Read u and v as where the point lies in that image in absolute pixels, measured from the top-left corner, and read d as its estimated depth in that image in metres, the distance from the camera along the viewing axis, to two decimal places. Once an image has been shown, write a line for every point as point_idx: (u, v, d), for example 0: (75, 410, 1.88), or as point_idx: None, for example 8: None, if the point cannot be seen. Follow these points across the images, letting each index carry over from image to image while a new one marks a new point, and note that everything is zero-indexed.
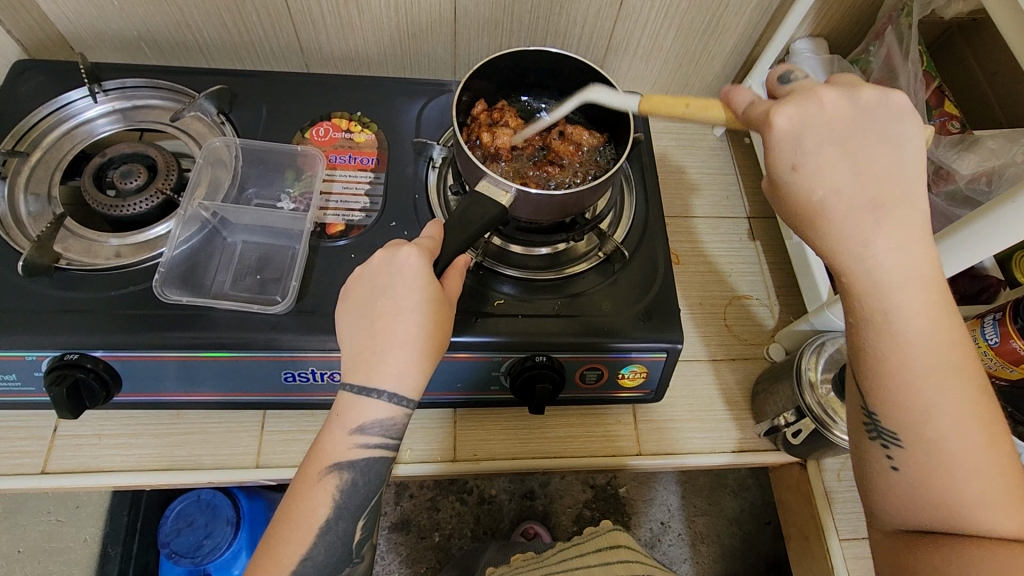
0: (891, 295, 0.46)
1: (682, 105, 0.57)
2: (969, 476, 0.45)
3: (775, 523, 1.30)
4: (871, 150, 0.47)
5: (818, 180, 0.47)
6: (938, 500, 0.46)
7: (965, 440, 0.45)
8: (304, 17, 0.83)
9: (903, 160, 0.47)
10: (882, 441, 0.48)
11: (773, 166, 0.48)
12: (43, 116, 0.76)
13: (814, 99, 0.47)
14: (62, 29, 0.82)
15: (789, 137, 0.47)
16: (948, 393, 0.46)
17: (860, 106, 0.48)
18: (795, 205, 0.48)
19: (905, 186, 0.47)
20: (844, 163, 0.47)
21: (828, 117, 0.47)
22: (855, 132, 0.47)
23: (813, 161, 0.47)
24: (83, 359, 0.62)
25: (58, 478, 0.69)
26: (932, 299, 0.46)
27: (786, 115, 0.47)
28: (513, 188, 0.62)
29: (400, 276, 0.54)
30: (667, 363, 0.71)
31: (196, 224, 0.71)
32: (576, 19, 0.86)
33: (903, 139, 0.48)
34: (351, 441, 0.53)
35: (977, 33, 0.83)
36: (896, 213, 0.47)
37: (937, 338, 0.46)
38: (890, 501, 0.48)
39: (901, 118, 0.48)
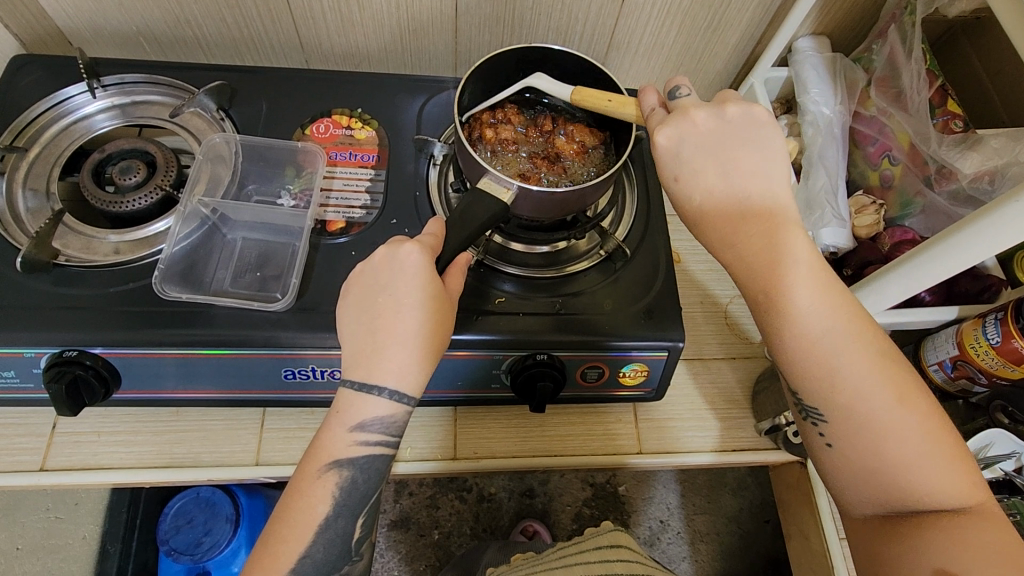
0: (770, 276, 0.52)
1: (605, 101, 0.62)
2: (891, 438, 0.50)
3: (774, 521, 1.30)
4: (740, 154, 0.54)
5: (694, 187, 0.54)
6: (870, 466, 0.51)
7: (877, 402, 0.50)
8: (304, 13, 0.82)
9: (766, 160, 0.54)
10: (812, 419, 0.53)
11: (662, 178, 0.56)
12: (41, 112, 0.76)
13: (686, 118, 0.55)
14: (61, 24, 0.82)
15: (669, 153, 0.55)
16: (847, 361, 0.51)
17: (726, 117, 0.55)
18: (685, 209, 0.55)
19: (768, 182, 0.54)
20: (716, 168, 0.54)
21: (699, 131, 0.55)
22: (724, 140, 0.54)
23: (689, 170, 0.54)
24: (82, 355, 0.62)
25: (57, 476, 0.69)
26: (811, 274, 0.52)
27: (664, 134, 0.55)
28: (515, 185, 0.61)
29: (402, 273, 0.53)
30: (668, 362, 0.71)
31: (195, 221, 0.70)
32: (578, 16, 0.85)
33: (767, 139, 0.55)
34: (351, 439, 0.53)
35: (980, 32, 0.83)
36: (764, 206, 0.53)
37: (823, 309, 0.51)
38: (834, 472, 0.53)
39: (762, 122, 0.56)
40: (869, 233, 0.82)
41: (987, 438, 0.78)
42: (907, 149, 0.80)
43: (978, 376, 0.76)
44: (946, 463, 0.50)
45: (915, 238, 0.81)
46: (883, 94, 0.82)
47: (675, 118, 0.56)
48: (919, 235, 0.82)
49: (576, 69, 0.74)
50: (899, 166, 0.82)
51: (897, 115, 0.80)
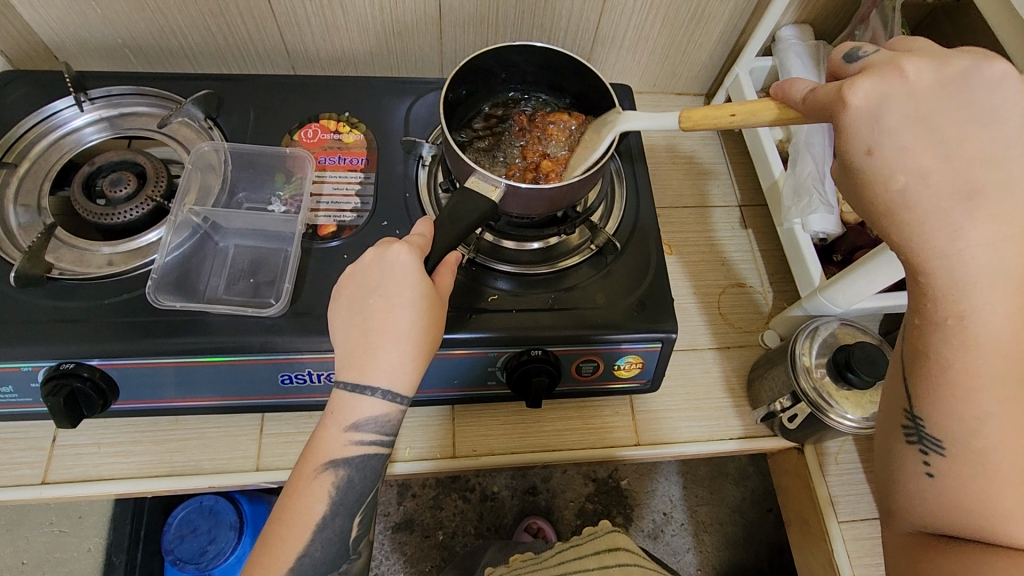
0: (968, 291, 0.43)
1: (728, 114, 0.59)
2: (1008, 492, 0.42)
3: (777, 510, 1.31)
4: (967, 130, 0.44)
5: (894, 161, 0.45)
6: (972, 512, 0.43)
7: (1013, 460, 0.42)
8: (289, 19, 0.83)
9: (1008, 144, 0.44)
10: (922, 446, 0.46)
11: (845, 147, 0.47)
12: (30, 127, 0.76)
13: (898, 75, 0.46)
14: (46, 38, 0.82)
15: (867, 117, 0.46)
16: (1005, 404, 0.42)
17: (951, 82, 0.45)
18: (873, 186, 0.46)
19: (1005, 169, 0.44)
20: (934, 142, 0.44)
21: (917, 95, 0.45)
22: (945, 111, 0.45)
23: (893, 142, 0.45)
24: (78, 368, 0.63)
25: (59, 488, 0.69)
26: (1015, 306, 0.43)
27: (860, 93, 0.46)
28: (502, 183, 0.62)
29: (392, 272, 0.54)
30: (662, 353, 0.72)
31: (187, 230, 0.70)
32: (562, 13, 0.86)
33: (1006, 108, 0.44)
34: (346, 439, 0.53)
35: (960, 16, 0.84)
36: (987, 202, 0.43)
37: (1005, 351, 0.43)
38: (914, 502, 0.46)
39: (1005, 86, 0.45)
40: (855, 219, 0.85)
41: None
42: None
43: None
44: None
45: None
46: None
47: (884, 75, 0.47)
48: None
49: (561, 65, 0.75)
50: None
51: None
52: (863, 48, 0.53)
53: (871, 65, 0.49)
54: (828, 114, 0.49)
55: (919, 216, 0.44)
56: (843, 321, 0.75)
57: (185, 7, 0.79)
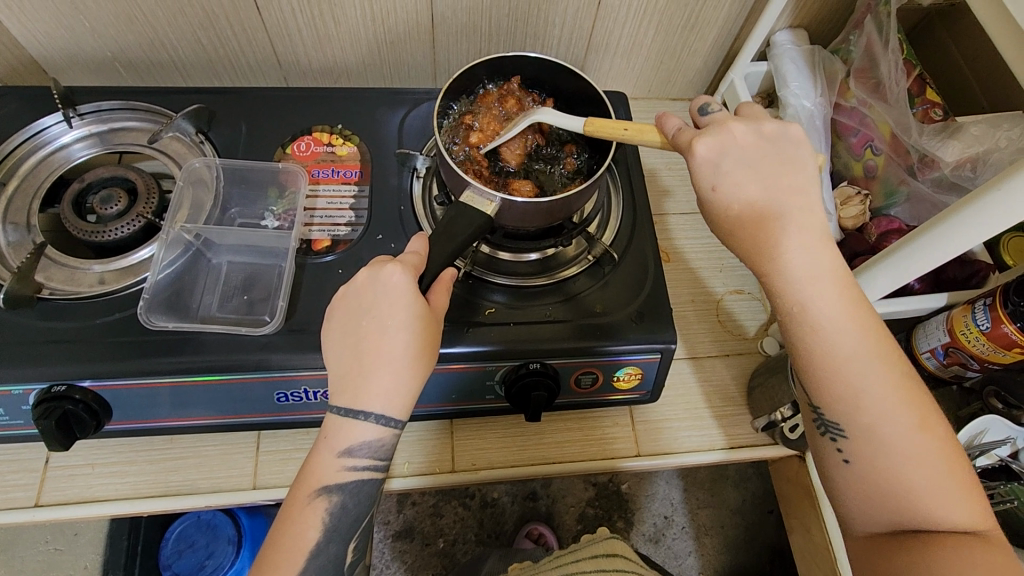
0: (802, 292, 0.50)
1: (619, 130, 0.59)
2: (909, 462, 0.48)
3: (778, 511, 1.31)
4: (778, 169, 0.52)
5: (734, 199, 0.52)
6: (888, 488, 0.49)
7: (896, 426, 0.49)
8: (280, 30, 0.82)
9: (804, 179, 0.52)
10: (830, 435, 0.51)
11: (697, 188, 0.53)
12: (18, 144, 0.75)
13: (726, 132, 0.53)
14: (34, 53, 0.81)
15: (709, 164, 0.52)
16: (872, 378, 0.49)
17: (768, 137, 0.53)
18: (717, 220, 0.53)
19: (808, 199, 0.52)
20: (757, 179, 0.51)
21: (741, 143, 0.53)
22: (766, 156, 0.52)
23: (729, 181, 0.52)
24: (71, 390, 0.61)
25: (53, 510, 0.68)
26: (844, 291, 0.50)
27: (705, 143, 0.53)
28: (498, 198, 0.61)
29: (386, 293, 0.53)
30: (662, 364, 0.71)
31: (179, 247, 0.69)
32: (556, 21, 0.85)
33: (803, 154, 0.53)
34: (339, 464, 0.52)
35: (955, 19, 0.84)
36: (803, 225, 0.51)
37: (854, 332, 0.49)
38: (847, 491, 0.51)
39: (801, 142, 0.53)
40: (854, 224, 0.83)
41: (982, 423, 0.78)
42: (887, 139, 0.81)
43: (970, 363, 0.76)
44: (962, 491, 0.48)
45: (901, 228, 0.81)
46: (862, 84, 0.82)
47: (716, 129, 0.54)
48: (906, 224, 0.82)
49: (556, 73, 0.74)
50: (881, 157, 0.82)
51: (876, 105, 0.80)
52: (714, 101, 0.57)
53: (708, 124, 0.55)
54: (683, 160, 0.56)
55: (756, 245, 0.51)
56: None
57: (174, 20, 0.78)
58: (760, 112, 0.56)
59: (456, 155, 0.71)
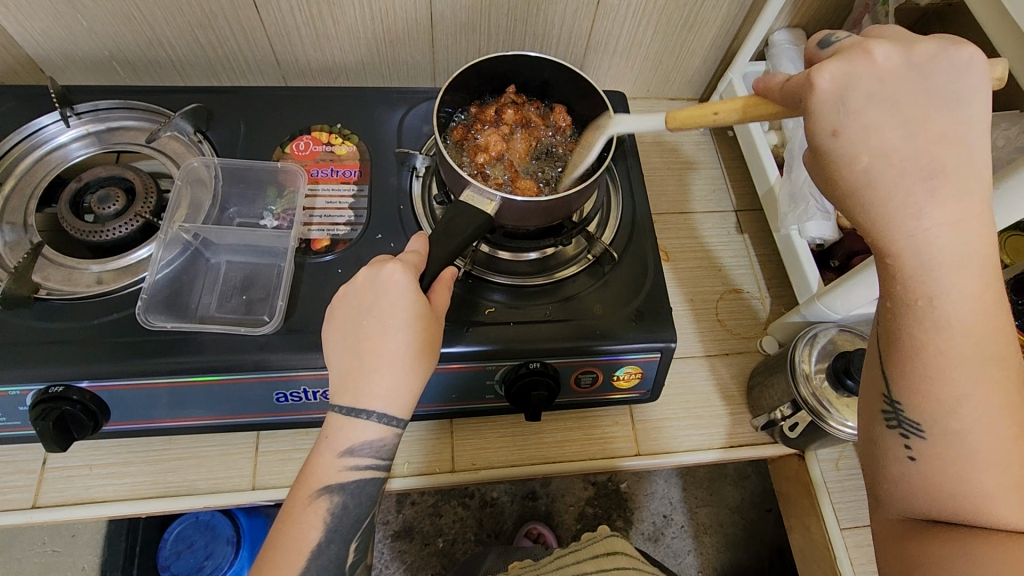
0: (932, 271, 0.42)
1: (710, 114, 0.53)
2: (988, 471, 0.42)
3: (776, 509, 1.31)
4: (928, 112, 0.43)
5: (862, 146, 0.43)
6: (953, 491, 0.43)
7: (990, 435, 0.42)
8: (278, 30, 0.82)
9: (964, 124, 0.43)
10: (902, 429, 0.45)
11: (812, 128, 0.44)
12: (15, 143, 0.74)
13: (863, 56, 0.44)
14: (31, 53, 0.81)
15: (834, 98, 0.43)
16: (978, 379, 0.42)
17: (919, 67, 0.43)
18: (838, 173, 0.44)
19: (965, 149, 0.43)
20: (900, 124, 0.43)
21: (881, 73, 0.43)
22: (913, 93, 0.43)
23: (858, 123, 0.43)
24: (68, 391, 0.61)
25: (51, 512, 0.68)
26: (981, 278, 0.43)
27: (828, 74, 0.43)
28: (498, 196, 0.61)
29: (386, 292, 0.53)
30: (661, 364, 0.71)
31: (178, 247, 0.69)
32: (555, 21, 0.85)
33: (969, 93, 0.43)
34: (340, 464, 0.52)
35: (952, 19, 0.84)
36: (953, 185, 0.42)
37: (973, 326, 0.43)
38: (900, 488, 0.45)
39: (970, 72, 0.43)
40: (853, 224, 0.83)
41: None
42: None
43: None
44: None
45: None
46: None
47: (848, 55, 0.44)
48: None
49: (555, 73, 0.74)
50: None
51: None
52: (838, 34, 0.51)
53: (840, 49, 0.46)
54: (793, 100, 0.46)
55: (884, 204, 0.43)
56: (842, 327, 0.75)
57: (173, 19, 0.78)
58: (904, 35, 0.46)
59: (458, 158, 0.71)
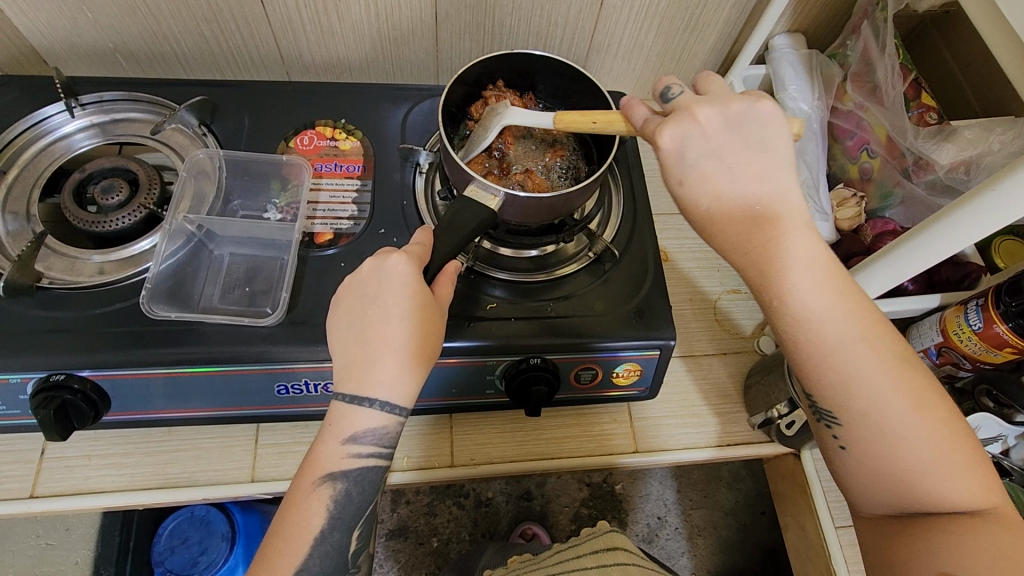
0: (784, 280, 0.51)
1: (589, 122, 0.60)
2: (908, 445, 0.49)
3: (769, 512, 1.32)
4: (749, 156, 0.52)
5: (703, 192, 0.52)
6: (887, 471, 0.50)
7: (892, 409, 0.50)
8: (284, 25, 0.82)
9: (778, 164, 0.53)
10: (825, 423, 0.53)
11: (666, 181, 0.54)
12: (20, 133, 0.75)
13: (691, 118, 0.53)
14: (36, 43, 0.81)
15: (675, 156, 0.53)
16: (862, 365, 0.50)
17: (735, 120, 0.53)
18: (690, 213, 0.54)
19: (780, 183, 0.52)
20: (725, 167, 0.52)
21: (707, 130, 0.53)
22: (735, 141, 0.52)
23: (696, 173, 0.52)
24: (69, 380, 0.61)
25: (48, 502, 0.67)
26: (826, 274, 0.51)
27: (668, 136, 0.53)
28: (502, 192, 0.62)
29: (389, 282, 0.54)
30: (661, 361, 0.72)
31: (181, 238, 0.69)
32: (558, 20, 0.86)
33: (775, 139, 0.53)
34: (344, 452, 0.53)
35: (950, 27, 0.86)
36: (776, 211, 0.52)
37: (840, 320, 0.50)
38: (850, 479, 0.53)
39: (773, 122, 0.53)
40: (851, 225, 0.85)
41: (976, 421, 0.78)
42: (884, 141, 0.82)
43: (963, 363, 0.77)
44: (967, 472, 0.49)
45: (896, 229, 0.82)
46: (859, 88, 0.84)
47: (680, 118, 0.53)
48: (901, 226, 0.83)
49: (558, 71, 0.75)
50: (878, 160, 0.83)
51: (873, 108, 0.82)
52: (676, 83, 0.57)
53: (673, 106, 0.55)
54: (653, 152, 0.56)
55: (730, 237, 0.52)
56: None
57: (179, 13, 0.78)
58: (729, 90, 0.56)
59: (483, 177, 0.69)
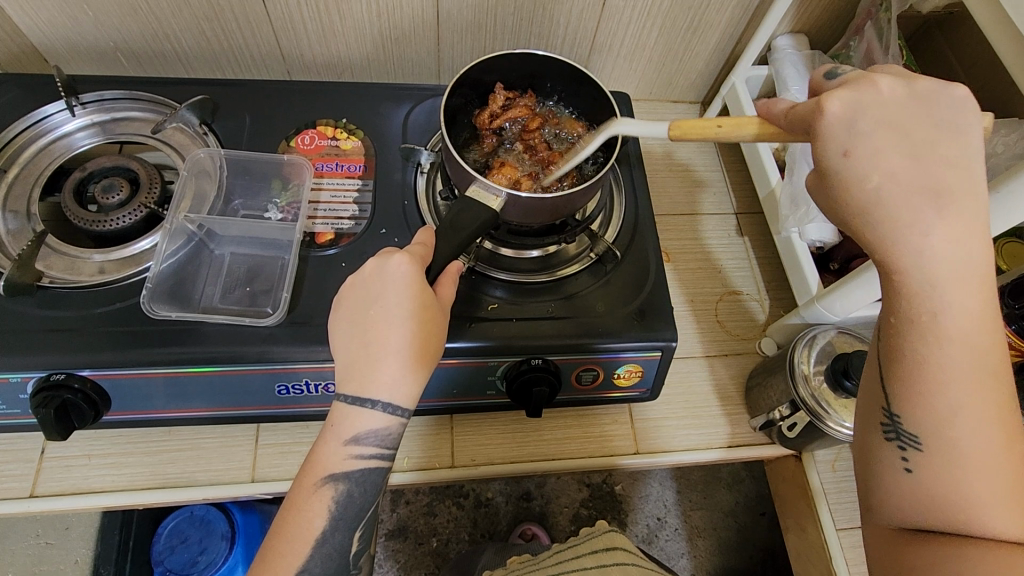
0: (939, 285, 0.43)
1: (714, 126, 0.55)
2: (981, 483, 0.42)
3: (769, 513, 1.32)
4: (931, 137, 0.44)
5: (870, 168, 0.44)
6: (951, 502, 0.42)
7: (986, 448, 0.42)
8: (285, 24, 0.82)
9: (966, 153, 0.44)
10: (899, 442, 0.45)
11: (821, 150, 0.46)
12: (20, 131, 0.74)
13: (871, 88, 0.46)
14: (36, 42, 0.81)
15: (842, 122, 0.45)
16: (976, 393, 0.42)
17: (920, 101, 0.46)
18: (844, 189, 0.45)
19: (969, 173, 0.44)
20: (903, 145, 0.44)
21: (886, 104, 0.45)
22: (915, 121, 0.45)
23: (865, 144, 0.44)
24: (70, 379, 0.61)
25: (47, 501, 0.67)
26: (984, 295, 0.43)
27: (837, 100, 0.45)
28: (504, 192, 0.61)
29: (391, 282, 0.53)
30: (662, 362, 0.71)
31: (182, 237, 0.69)
32: (560, 20, 0.86)
33: (968, 128, 0.45)
34: (345, 452, 0.52)
35: (953, 28, 0.86)
36: (953, 205, 0.43)
37: (976, 341, 0.43)
38: (898, 504, 0.45)
39: (965, 108, 0.45)
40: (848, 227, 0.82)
41: None
42: None
43: None
44: None
45: None
46: None
47: (857, 87, 0.47)
48: None
49: (560, 70, 0.74)
50: None
51: None
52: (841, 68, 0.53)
53: (848, 81, 0.48)
54: (805, 126, 0.48)
55: (894, 221, 0.43)
56: (841, 329, 0.75)
57: (180, 11, 0.78)
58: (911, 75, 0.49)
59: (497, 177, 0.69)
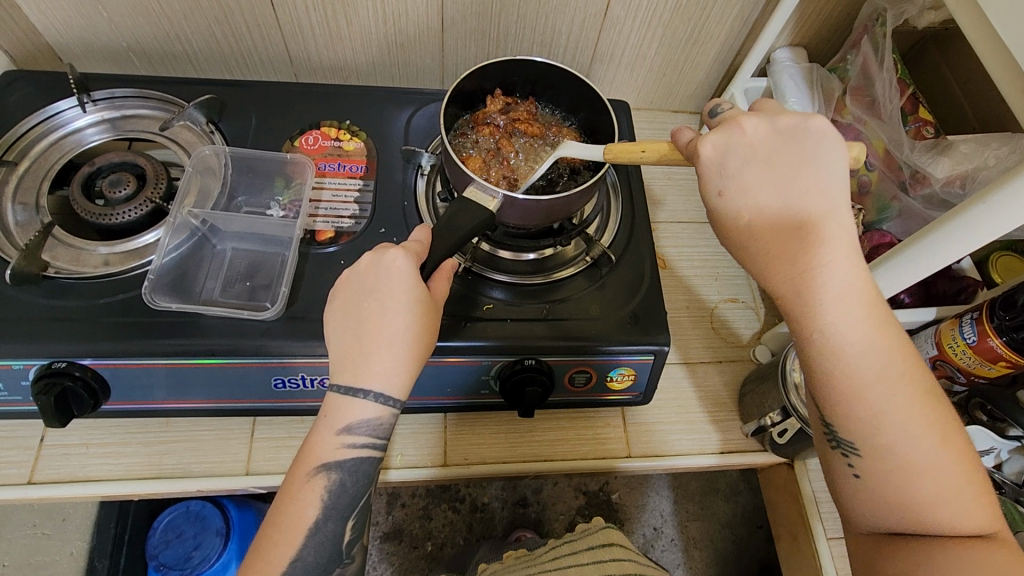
0: (826, 309, 0.49)
1: (637, 151, 0.61)
2: (920, 472, 0.49)
3: (767, 526, 1.31)
4: (795, 171, 0.51)
5: (741, 204, 0.52)
6: (898, 496, 0.49)
7: (916, 443, 0.49)
8: (293, 28, 0.84)
9: (824, 180, 0.51)
10: (842, 450, 0.51)
11: (704, 192, 0.54)
12: (32, 126, 0.76)
13: (737, 129, 0.53)
14: (51, 41, 0.83)
15: (715, 164, 0.53)
16: (894, 398, 0.49)
17: (785, 135, 0.52)
18: (727, 228, 0.53)
19: (826, 197, 0.51)
20: (766, 182, 0.51)
21: (754, 144, 0.52)
22: (781, 155, 0.52)
23: (735, 184, 0.52)
24: (71, 367, 0.62)
25: (45, 488, 0.68)
26: (869, 307, 0.49)
27: (710, 144, 0.53)
28: (500, 194, 0.63)
29: (387, 276, 0.55)
30: (655, 365, 0.72)
31: (185, 232, 0.71)
32: (561, 29, 0.88)
33: (829, 157, 0.51)
34: (339, 441, 0.53)
35: (948, 42, 0.87)
36: (820, 236, 0.50)
37: (878, 351, 0.49)
38: (857, 504, 0.52)
39: (827, 138, 0.52)
40: None
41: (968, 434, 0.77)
42: (881, 155, 0.82)
43: (956, 376, 0.77)
44: (975, 498, 0.49)
45: (893, 241, 0.82)
46: (858, 102, 0.84)
47: (727, 130, 0.54)
48: (898, 238, 0.83)
49: (557, 76, 0.76)
50: (875, 173, 0.83)
51: (871, 123, 0.82)
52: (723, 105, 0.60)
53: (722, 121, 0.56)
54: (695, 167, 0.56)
55: (769, 252, 0.51)
56: None
57: (191, 13, 0.80)
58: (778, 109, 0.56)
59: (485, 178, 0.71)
